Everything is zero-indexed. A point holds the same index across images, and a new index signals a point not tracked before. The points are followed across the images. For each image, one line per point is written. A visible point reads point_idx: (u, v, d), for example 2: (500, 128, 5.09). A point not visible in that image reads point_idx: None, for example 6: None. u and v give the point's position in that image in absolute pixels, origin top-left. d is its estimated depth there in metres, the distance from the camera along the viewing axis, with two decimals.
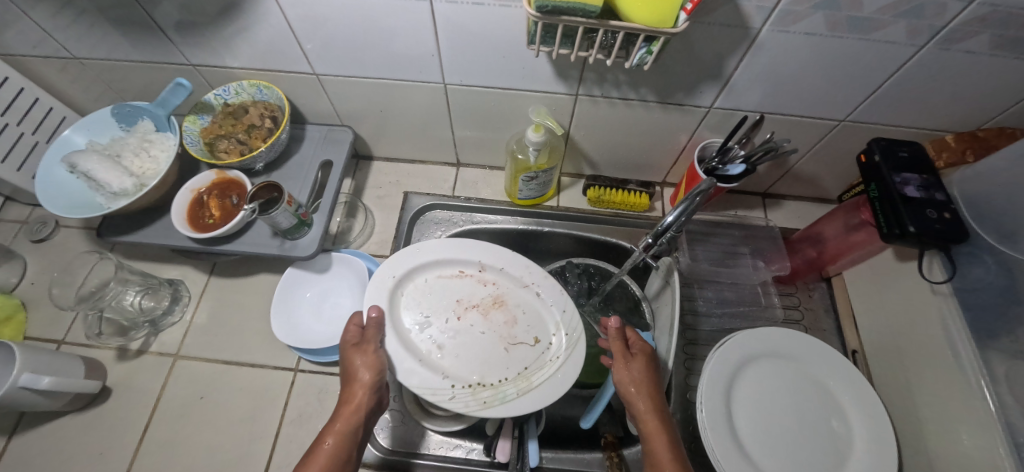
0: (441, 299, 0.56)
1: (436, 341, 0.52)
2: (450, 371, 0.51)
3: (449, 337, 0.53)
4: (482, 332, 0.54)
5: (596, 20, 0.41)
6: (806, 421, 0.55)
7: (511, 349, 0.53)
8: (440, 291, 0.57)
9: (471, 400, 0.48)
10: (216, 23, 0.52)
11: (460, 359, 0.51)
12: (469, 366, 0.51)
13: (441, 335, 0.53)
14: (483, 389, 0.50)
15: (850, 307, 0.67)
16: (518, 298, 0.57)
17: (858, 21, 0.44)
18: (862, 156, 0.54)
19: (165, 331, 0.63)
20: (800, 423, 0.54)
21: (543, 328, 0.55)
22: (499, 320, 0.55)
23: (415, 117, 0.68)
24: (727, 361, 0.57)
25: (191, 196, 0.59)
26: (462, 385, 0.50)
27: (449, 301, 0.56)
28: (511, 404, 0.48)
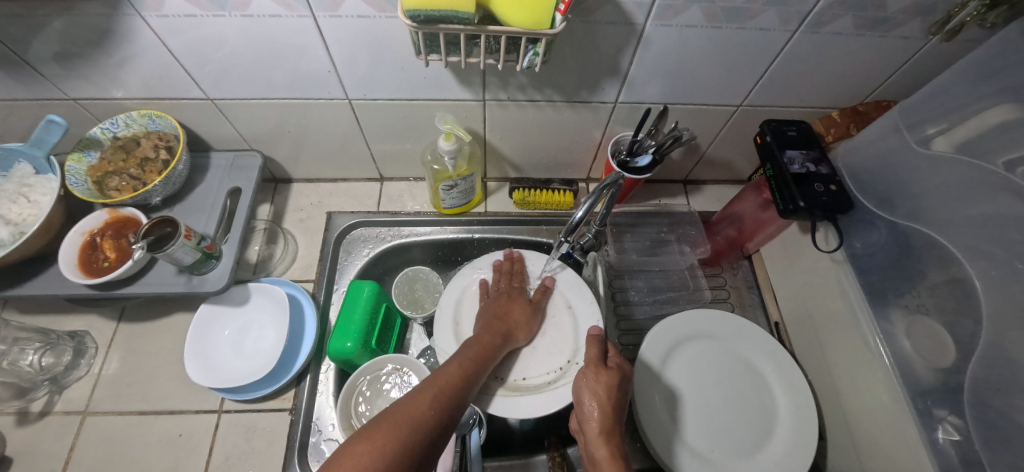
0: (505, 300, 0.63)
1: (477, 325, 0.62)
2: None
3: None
4: None
5: (474, 26, 0.41)
6: (734, 396, 0.56)
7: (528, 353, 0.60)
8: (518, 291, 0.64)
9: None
10: (87, 53, 0.49)
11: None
12: None
13: None
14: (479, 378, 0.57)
15: (768, 281, 0.70)
16: (557, 316, 0.62)
17: (733, 12, 0.46)
18: (757, 138, 0.57)
19: (71, 387, 0.59)
20: (730, 398, 0.56)
21: (559, 352, 0.60)
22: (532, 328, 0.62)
23: (327, 136, 0.67)
24: (656, 346, 0.58)
25: (82, 239, 0.54)
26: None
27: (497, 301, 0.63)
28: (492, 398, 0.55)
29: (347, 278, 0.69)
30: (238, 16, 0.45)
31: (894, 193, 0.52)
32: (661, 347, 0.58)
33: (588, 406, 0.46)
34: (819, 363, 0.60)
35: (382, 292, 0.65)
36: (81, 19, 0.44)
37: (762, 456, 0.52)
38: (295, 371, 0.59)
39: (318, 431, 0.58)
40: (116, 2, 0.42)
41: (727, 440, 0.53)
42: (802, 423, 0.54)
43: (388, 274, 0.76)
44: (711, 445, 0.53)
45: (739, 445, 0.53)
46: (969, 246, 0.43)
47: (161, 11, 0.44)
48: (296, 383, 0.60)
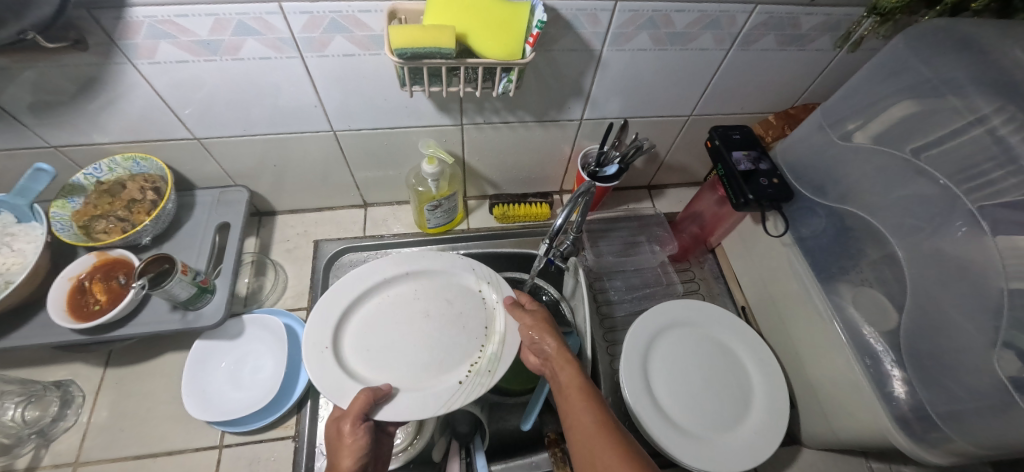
0: (381, 330, 0.54)
1: (423, 364, 0.52)
2: (455, 367, 0.52)
3: (420, 354, 0.53)
4: (428, 337, 0.54)
5: (454, 59, 0.47)
6: (714, 374, 0.61)
7: (461, 320, 0.56)
8: (393, 312, 0.56)
9: (479, 379, 0.51)
10: (75, 100, 0.50)
11: (440, 363, 0.52)
12: (453, 361, 0.53)
13: (391, 359, 0.52)
14: (479, 363, 0.53)
15: (733, 271, 0.76)
16: (431, 290, 0.59)
17: (676, 36, 0.53)
18: (708, 142, 0.64)
19: (59, 439, 0.57)
20: (711, 377, 0.61)
21: (472, 295, 0.59)
22: (433, 312, 0.57)
23: (311, 166, 0.69)
24: (636, 331, 0.63)
25: (70, 284, 0.55)
26: (464, 377, 0.51)
27: (388, 329, 0.54)
28: (505, 356, 0.53)
29: None
30: (230, 60, 0.48)
31: (827, 183, 0.60)
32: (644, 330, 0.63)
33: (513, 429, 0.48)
34: (785, 342, 0.66)
35: None
36: (74, 69, 0.46)
37: (743, 424, 0.58)
38: (296, 398, 0.59)
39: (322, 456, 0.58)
40: (112, 51, 0.45)
41: (713, 413, 0.58)
42: (774, 393, 0.60)
43: None
44: (695, 417, 0.58)
45: (721, 417, 0.58)
46: (892, 222, 0.51)
47: (155, 57, 0.46)
48: (298, 410, 0.60)
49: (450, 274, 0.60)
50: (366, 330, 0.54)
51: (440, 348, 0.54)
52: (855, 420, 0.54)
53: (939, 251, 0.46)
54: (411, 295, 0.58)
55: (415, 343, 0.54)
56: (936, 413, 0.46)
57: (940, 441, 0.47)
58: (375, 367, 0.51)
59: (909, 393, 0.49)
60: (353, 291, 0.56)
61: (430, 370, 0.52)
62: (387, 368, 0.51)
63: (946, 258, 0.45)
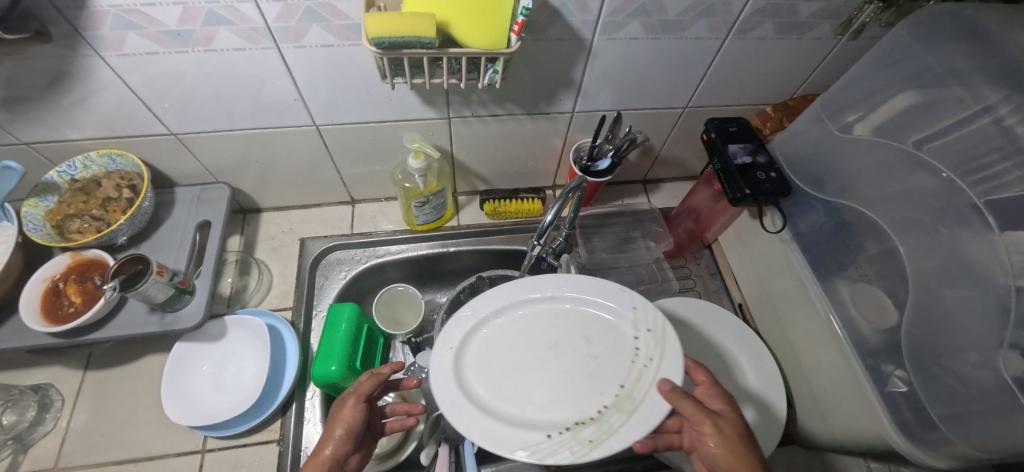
0: (529, 351, 0.45)
1: (540, 398, 0.42)
2: (552, 420, 0.40)
3: (537, 387, 0.43)
4: (552, 375, 0.43)
5: (436, 49, 0.45)
6: (563, 339, 0.46)
7: (593, 367, 0.44)
8: (527, 337, 0.46)
9: (568, 438, 0.39)
10: (42, 95, 0.48)
11: (540, 403, 0.41)
12: (556, 408, 0.41)
13: (510, 382, 0.43)
14: (584, 426, 0.40)
15: (729, 267, 0.75)
16: (568, 323, 0.47)
17: (668, 24, 0.51)
18: (703, 135, 0.62)
19: (37, 444, 0.56)
20: (551, 361, 0.44)
21: (600, 339, 0.46)
22: (569, 345, 0.45)
23: (295, 162, 0.67)
24: (498, 338, 0.46)
25: (44, 286, 0.53)
26: (557, 432, 0.39)
27: (513, 353, 0.45)
28: (620, 435, 0.39)
29: (326, 302, 0.68)
30: (202, 51, 0.46)
31: (826, 176, 0.57)
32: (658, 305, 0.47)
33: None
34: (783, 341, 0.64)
35: (361, 314, 0.65)
36: (37, 62, 0.44)
37: (590, 410, 0.41)
38: (280, 400, 0.58)
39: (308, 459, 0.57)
40: (75, 43, 0.42)
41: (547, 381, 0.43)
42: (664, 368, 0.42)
43: (365, 297, 0.75)
44: (535, 406, 0.41)
45: (556, 397, 0.42)
46: (892, 217, 0.49)
47: (122, 50, 0.44)
48: (282, 413, 0.59)
49: (597, 303, 0.48)
50: (510, 350, 0.45)
51: (564, 389, 0.42)
52: (851, 420, 0.53)
53: (940, 247, 0.44)
54: (494, 330, 0.47)
55: (533, 376, 0.43)
56: (937, 414, 0.44)
57: (940, 443, 0.45)
58: (492, 384, 0.43)
59: (909, 394, 0.47)
60: (449, 347, 0.44)
61: (547, 409, 0.41)
62: (485, 391, 0.42)
63: (947, 255, 0.43)
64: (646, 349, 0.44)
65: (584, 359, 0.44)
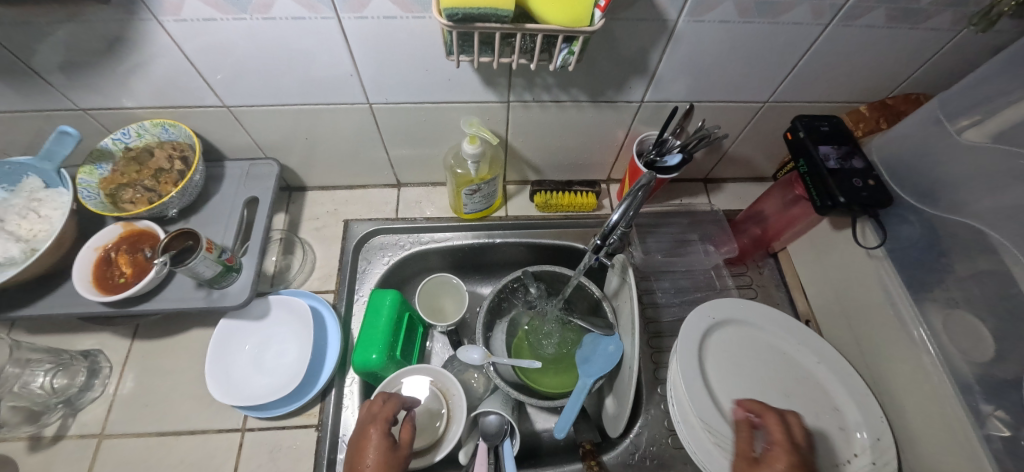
0: (778, 367, 0.56)
1: None
2: None
3: None
4: (769, 409, 0.52)
5: (511, 24, 0.41)
6: (780, 380, 0.55)
7: (807, 438, 0.50)
8: (761, 357, 0.56)
9: None
10: (101, 62, 0.47)
11: None
12: None
13: (730, 397, 0.52)
14: None
15: (797, 278, 0.67)
16: (801, 382, 0.55)
17: (765, 6, 0.45)
18: (788, 134, 0.56)
19: (86, 409, 0.56)
20: (781, 387, 0.54)
21: (829, 413, 0.53)
22: (815, 394, 0.54)
23: (342, 141, 0.64)
24: (734, 337, 0.57)
25: (97, 254, 0.53)
26: None
27: (763, 376, 0.55)
28: None
29: (367, 288, 0.66)
30: (260, 19, 0.43)
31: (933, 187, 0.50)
32: (779, 352, 0.57)
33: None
34: (859, 365, 0.57)
35: (404, 301, 0.63)
36: (94, 26, 0.42)
37: None
38: (320, 387, 0.56)
39: (345, 447, 0.56)
40: (135, 7, 0.40)
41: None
42: (842, 430, 0.51)
43: (407, 285, 0.73)
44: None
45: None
46: None
47: (180, 15, 0.42)
48: (321, 398, 0.58)
49: (833, 378, 0.55)
50: (773, 370, 0.55)
51: None
52: (934, 464, 0.46)
53: None
54: (751, 340, 0.58)
55: (764, 400, 0.53)
56: None
57: None
58: None
59: None
60: (714, 315, 0.57)
61: None
62: (699, 395, 0.51)
63: None
64: (856, 424, 0.51)
65: (804, 426, 0.51)
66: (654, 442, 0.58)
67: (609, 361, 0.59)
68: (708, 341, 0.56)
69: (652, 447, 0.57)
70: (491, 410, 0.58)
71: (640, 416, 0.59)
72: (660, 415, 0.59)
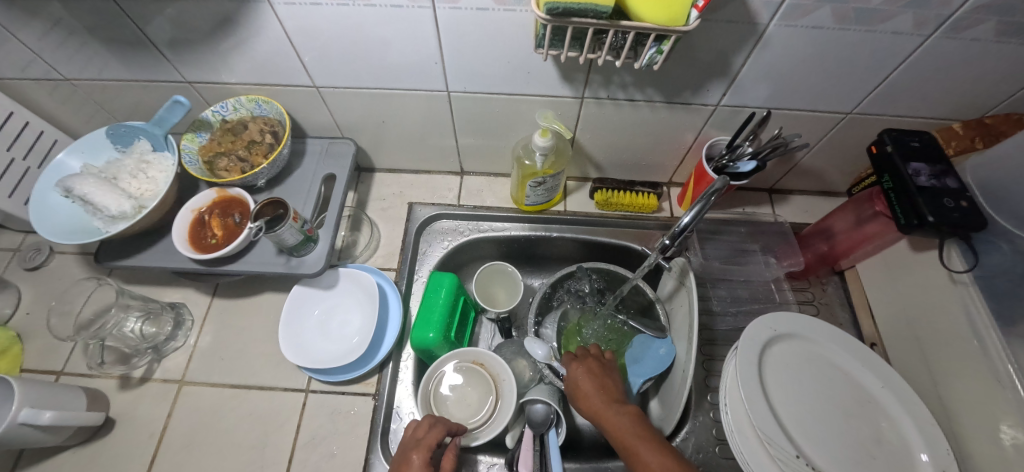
0: (841, 387, 0.54)
1: (830, 436, 0.50)
2: (813, 456, 0.48)
3: (802, 422, 0.50)
4: (830, 429, 0.51)
5: (607, 20, 0.41)
6: (843, 401, 0.53)
7: (870, 462, 0.48)
8: (824, 375, 0.55)
9: None
10: (213, 38, 0.51)
11: (814, 440, 0.49)
12: (823, 450, 0.49)
13: (789, 411, 0.51)
14: None
15: (864, 299, 0.66)
16: (865, 406, 0.53)
17: (864, 13, 0.43)
18: (873, 147, 0.54)
19: (169, 356, 0.61)
20: (842, 408, 0.52)
21: (895, 440, 0.50)
22: (880, 418, 0.52)
23: (415, 126, 0.67)
24: (795, 351, 0.56)
25: (192, 215, 0.57)
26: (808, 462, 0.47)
27: (823, 395, 0.53)
28: None
29: (426, 269, 0.68)
30: (362, 6, 0.45)
31: None
32: (842, 372, 0.55)
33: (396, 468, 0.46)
34: (929, 394, 0.54)
35: (459, 286, 0.65)
36: (211, 5, 0.46)
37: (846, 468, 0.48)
38: (379, 359, 0.59)
39: (397, 418, 0.58)
40: None
41: (815, 422, 0.51)
42: (906, 459, 0.49)
43: (462, 270, 0.75)
44: (796, 432, 0.50)
45: (818, 438, 0.49)
46: None
47: None
48: (380, 369, 0.61)
49: (897, 404, 0.52)
50: (836, 390, 0.54)
51: (828, 439, 0.50)
52: None
53: None
54: (813, 356, 0.56)
55: (826, 419, 0.51)
56: None
57: None
58: (808, 424, 0.50)
59: None
60: (776, 328, 0.56)
61: (861, 456, 0.49)
62: (759, 405, 0.50)
63: None
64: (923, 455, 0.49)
65: (867, 450, 0.49)
66: (699, 449, 0.57)
67: (660, 364, 0.59)
68: (768, 352, 0.55)
69: (697, 454, 0.57)
70: (537, 399, 0.59)
71: (687, 421, 0.59)
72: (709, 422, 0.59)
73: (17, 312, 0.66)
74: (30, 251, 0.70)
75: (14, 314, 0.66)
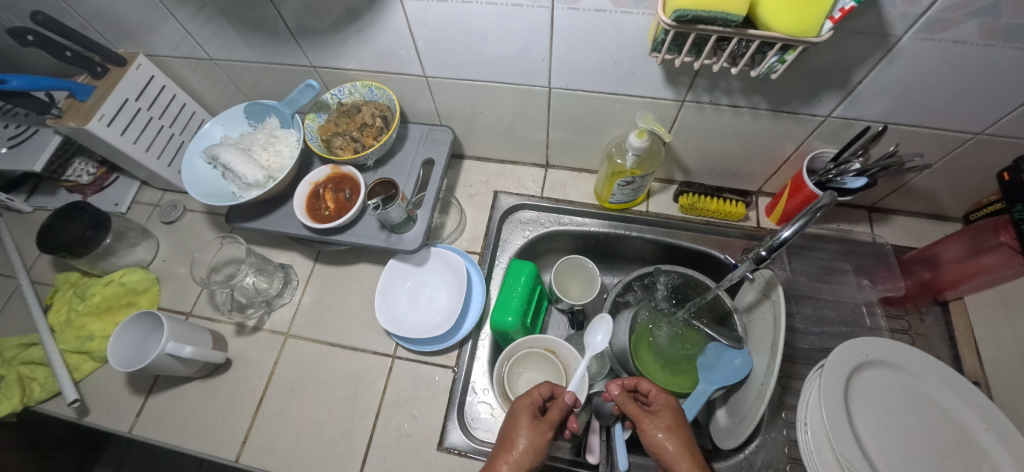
0: (935, 425, 0.51)
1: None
2: None
3: (888, 454, 0.49)
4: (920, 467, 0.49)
5: (735, 29, 0.41)
6: (937, 439, 0.50)
7: None
8: (915, 410, 0.52)
9: None
10: (345, 27, 0.56)
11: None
12: None
13: (874, 441, 0.50)
14: None
15: (970, 334, 0.61)
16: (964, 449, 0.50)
17: (1019, 30, 0.39)
18: (1004, 173, 0.50)
19: (277, 311, 0.69)
20: (936, 447, 0.50)
21: None
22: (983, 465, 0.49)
23: (510, 118, 0.70)
24: (885, 381, 0.54)
25: (309, 189, 0.64)
26: None
27: (914, 431, 0.51)
28: None
29: (507, 256, 0.72)
30: (485, 3, 0.48)
31: None
32: (938, 408, 0.52)
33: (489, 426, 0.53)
34: None
35: (537, 275, 0.68)
36: None
37: None
38: (460, 337, 0.64)
39: (472, 392, 0.63)
40: None
41: (904, 456, 0.49)
42: None
43: (538, 260, 0.78)
44: (881, 463, 0.48)
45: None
46: None
47: None
48: (459, 345, 0.65)
49: None
50: (929, 426, 0.51)
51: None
52: None
53: None
54: (904, 388, 0.54)
55: (916, 455, 0.49)
56: None
57: None
58: (894, 458, 0.49)
59: None
60: (867, 353, 0.54)
61: None
62: (841, 430, 0.49)
63: None
64: None
65: None
66: (768, 465, 0.57)
67: (734, 374, 0.59)
68: (855, 377, 0.53)
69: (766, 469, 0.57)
70: (608, 392, 0.62)
71: (757, 435, 0.59)
72: (782, 439, 0.58)
73: (157, 258, 0.78)
74: (167, 207, 0.82)
75: (154, 259, 0.77)
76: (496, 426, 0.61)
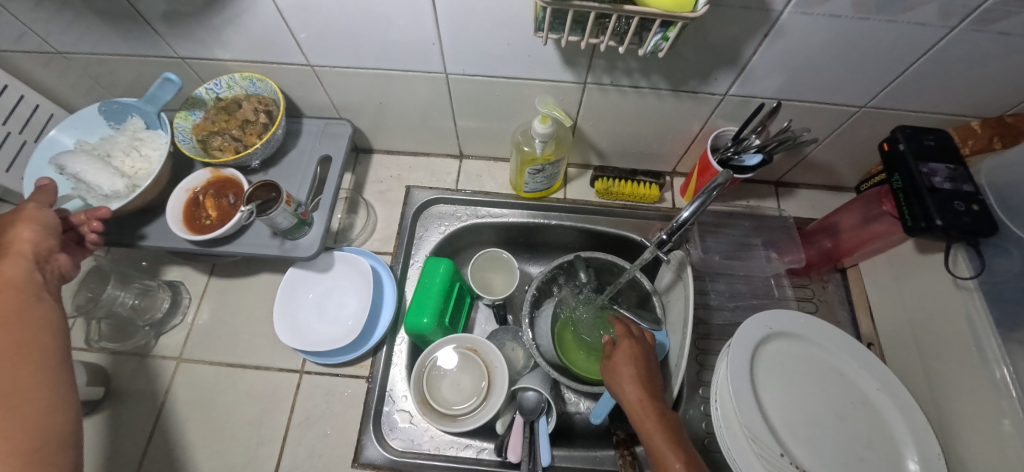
0: (832, 387, 0.54)
1: (818, 435, 0.50)
2: (799, 457, 0.48)
3: (791, 422, 0.50)
4: (819, 430, 0.51)
5: (609, 5, 0.37)
6: (834, 401, 0.53)
7: (857, 465, 0.49)
8: (815, 376, 0.54)
9: None
10: (202, 13, 0.49)
11: (802, 439, 0.49)
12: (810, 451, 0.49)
13: (778, 410, 0.51)
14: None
15: (865, 297, 0.65)
16: (858, 408, 0.53)
17: (887, 2, 0.39)
18: (885, 144, 0.52)
19: (167, 334, 0.62)
20: (834, 409, 0.52)
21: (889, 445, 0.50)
22: (872, 421, 0.52)
23: (413, 108, 0.65)
24: (789, 351, 0.55)
25: (186, 196, 0.57)
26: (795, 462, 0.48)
27: (815, 396, 0.53)
28: None
29: (423, 254, 0.69)
30: None
31: None
32: (836, 372, 0.55)
33: (40, 228, 0.42)
34: (924, 397, 0.54)
35: (456, 271, 0.65)
36: None
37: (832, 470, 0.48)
38: (372, 344, 0.60)
39: (391, 401, 0.60)
40: None
41: (805, 422, 0.51)
42: (893, 459, 0.49)
43: (458, 255, 0.75)
44: (784, 432, 0.50)
45: (806, 438, 0.50)
46: None
47: None
48: (374, 353, 0.61)
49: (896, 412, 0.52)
50: (827, 390, 0.54)
51: (816, 438, 0.50)
52: None
53: None
54: (805, 355, 0.55)
55: (816, 420, 0.51)
56: None
57: None
58: (796, 424, 0.50)
59: None
60: (772, 326, 0.55)
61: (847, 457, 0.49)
62: (749, 405, 0.49)
63: None
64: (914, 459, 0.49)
65: (853, 452, 0.50)
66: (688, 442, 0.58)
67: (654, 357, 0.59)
68: (761, 350, 0.54)
69: None
70: (531, 386, 0.58)
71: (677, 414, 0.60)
72: (700, 417, 0.59)
73: None
74: None
75: None
76: (416, 434, 0.58)
